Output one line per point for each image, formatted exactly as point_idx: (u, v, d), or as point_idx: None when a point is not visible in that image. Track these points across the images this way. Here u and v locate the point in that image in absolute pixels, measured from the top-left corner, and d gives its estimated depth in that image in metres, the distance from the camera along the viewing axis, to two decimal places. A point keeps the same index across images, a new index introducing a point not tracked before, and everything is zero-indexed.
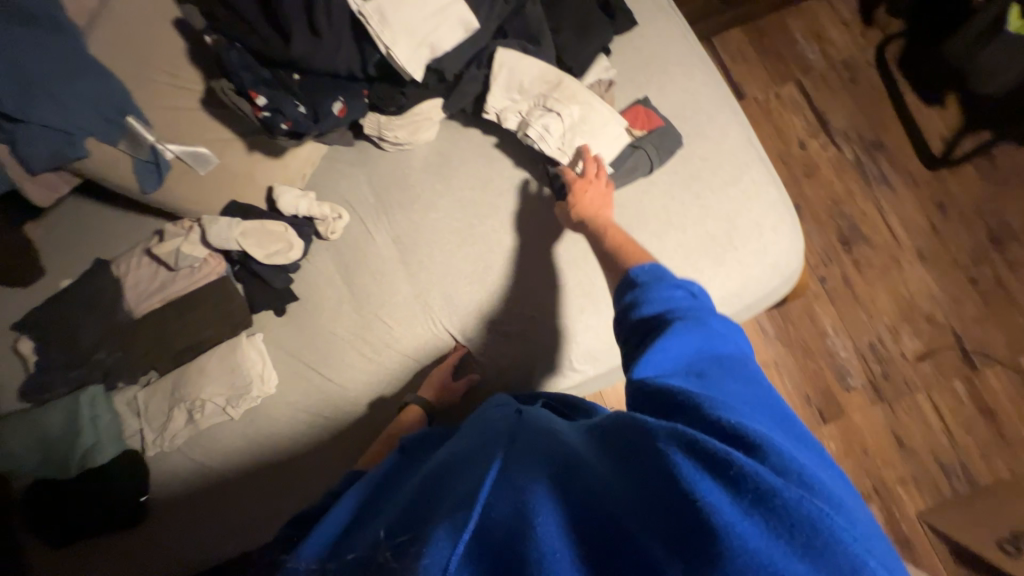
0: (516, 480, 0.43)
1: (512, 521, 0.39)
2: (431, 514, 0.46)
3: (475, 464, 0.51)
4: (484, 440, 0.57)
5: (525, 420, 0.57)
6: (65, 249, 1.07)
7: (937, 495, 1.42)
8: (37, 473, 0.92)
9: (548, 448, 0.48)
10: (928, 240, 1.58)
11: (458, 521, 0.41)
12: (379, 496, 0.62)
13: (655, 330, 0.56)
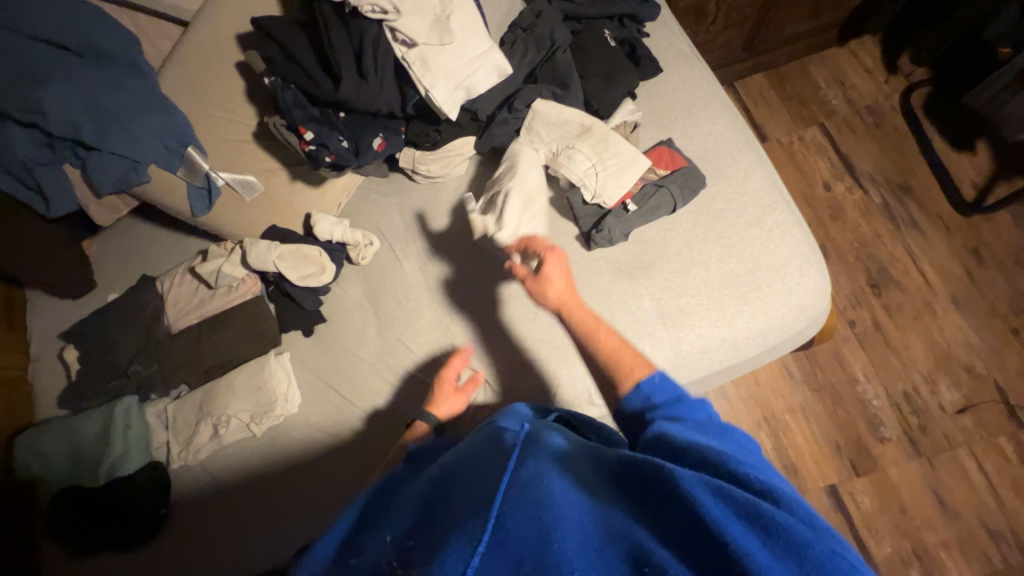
0: (530, 492, 0.42)
1: (529, 535, 0.38)
2: (438, 526, 0.45)
3: (482, 476, 0.49)
4: (489, 452, 0.56)
5: (531, 433, 0.56)
6: (118, 265, 1.15)
7: (985, 564, 1.31)
8: (65, 480, 0.95)
9: (559, 463, 0.47)
10: (963, 286, 1.52)
11: (471, 531, 0.39)
12: (381, 509, 0.61)
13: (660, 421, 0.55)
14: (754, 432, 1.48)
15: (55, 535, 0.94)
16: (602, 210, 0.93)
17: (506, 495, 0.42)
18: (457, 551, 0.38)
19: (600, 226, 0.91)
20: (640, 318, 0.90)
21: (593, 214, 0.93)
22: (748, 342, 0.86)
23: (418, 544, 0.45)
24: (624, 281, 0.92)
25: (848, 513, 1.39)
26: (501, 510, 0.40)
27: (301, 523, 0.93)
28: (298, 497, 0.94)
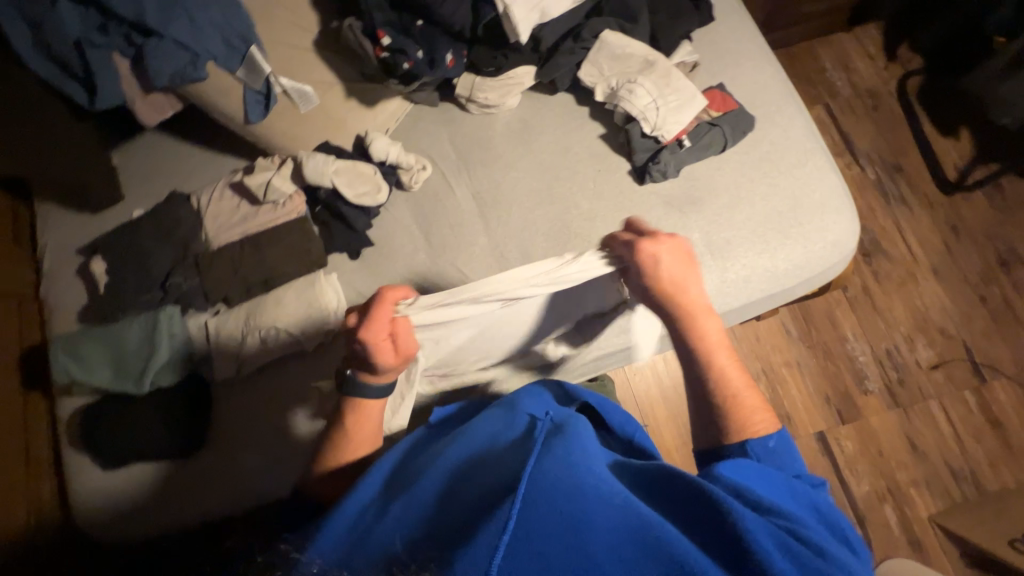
0: (560, 485, 0.45)
1: (559, 527, 0.41)
2: (465, 507, 0.47)
3: (508, 462, 0.52)
4: (514, 438, 0.58)
5: (554, 426, 0.58)
6: (145, 180, 1.09)
7: (948, 500, 1.48)
8: (102, 388, 0.92)
9: (585, 459, 0.51)
10: (941, 257, 1.68)
11: (499, 517, 0.41)
12: (403, 472, 0.60)
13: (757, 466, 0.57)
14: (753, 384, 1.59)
15: (90, 443, 0.91)
16: (658, 145, 0.97)
17: (531, 484, 0.44)
18: (489, 532, 0.40)
19: (657, 159, 0.96)
20: None
21: (649, 148, 0.97)
22: (787, 273, 0.94)
23: (448, 519, 0.46)
24: (675, 214, 0.97)
25: (834, 456, 1.53)
26: (527, 499, 0.43)
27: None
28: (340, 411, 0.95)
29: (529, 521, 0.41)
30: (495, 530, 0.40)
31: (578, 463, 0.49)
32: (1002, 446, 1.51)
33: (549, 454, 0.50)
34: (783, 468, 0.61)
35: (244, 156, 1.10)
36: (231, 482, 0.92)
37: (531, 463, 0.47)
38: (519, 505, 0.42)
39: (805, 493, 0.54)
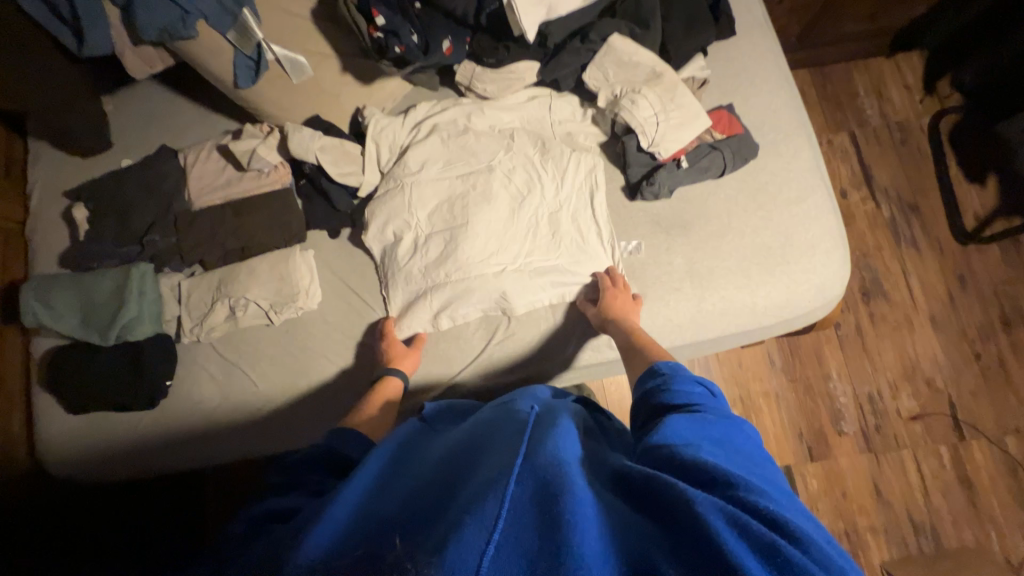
0: (549, 485, 0.43)
1: (548, 532, 0.39)
2: (450, 508, 0.45)
3: (495, 451, 0.52)
4: (501, 428, 0.58)
5: (546, 414, 0.57)
6: (136, 131, 1.08)
7: (904, 551, 1.45)
8: (71, 334, 0.94)
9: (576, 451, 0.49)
10: (942, 308, 1.63)
11: (486, 514, 0.40)
12: (403, 463, 0.58)
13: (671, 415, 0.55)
14: None
15: (53, 385, 0.93)
16: (654, 162, 0.94)
17: (519, 485, 0.43)
18: (474, 532, 0.39)
19: (652, 178, 0.93)
20: (668, 273, 0.92)
21: (645, 163, 0.94)
22: (766, 311, 0.91)
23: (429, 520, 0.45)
24: (660, 235, 0.94)
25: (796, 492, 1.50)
26: (515, 502, 0.42)
27: (306, 405, 0.94)
28: (297, 391, 0.95)
29: (517, 516, 0.41)
30: (483, 529, 0.39)
31: (574, 458, 0.47)
32: (968, 506, 1.49)
33: (542, 448, 0.48)
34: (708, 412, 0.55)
35: (236, 118, 1.08)
36: (185, 434, 0.94)
37: (520, 460, 0.46)
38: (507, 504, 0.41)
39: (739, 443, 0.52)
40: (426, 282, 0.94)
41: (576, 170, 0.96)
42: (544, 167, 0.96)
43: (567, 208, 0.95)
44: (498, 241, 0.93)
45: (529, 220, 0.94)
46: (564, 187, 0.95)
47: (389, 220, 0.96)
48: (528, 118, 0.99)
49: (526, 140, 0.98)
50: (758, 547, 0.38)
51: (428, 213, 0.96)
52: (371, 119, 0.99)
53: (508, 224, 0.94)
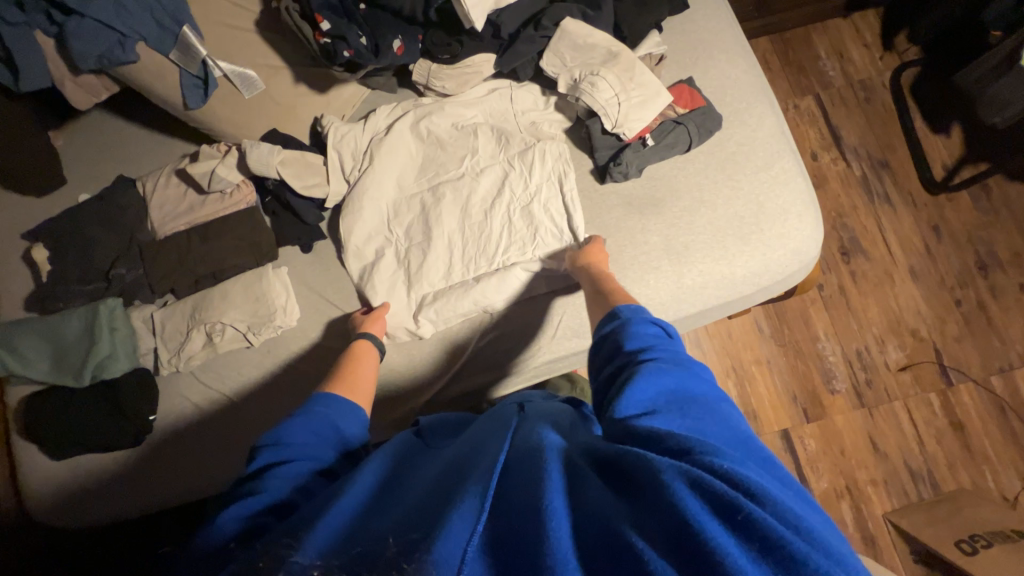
0: (530, 471, 0.45)
1: (526, 521, 0.40)
2: (439, 503, 0.45)
3: (484, 450, 0.52)
4: (493, 426, 0.58)
5: (535, 413, 0.58)
6: (90, 163, 1.05)
7: (904, 499, 1.48)
8: (44, 379, 0.91)
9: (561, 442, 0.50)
10: (920, 259, 1.66)
11: (467, 506, 0.42)
12: (401, 466, 0.58)
13: (631, 364, 0.56)
14: (722, 381, 1.59)
15: (31, 434, 0.90)
16: (620, 143, 0.93)
17: (504, 477, 0.45)
18: (457, 525, 0.40)
19: (619, 159, 0.92)
20: (646, 253, 0.92)
21: (611, 145, 0.93)
22: (744, 281, 0.91)
23: (416, 516, 0.45)
24: (634, 216, 0.94)
25: (796, 454, 1.53)
26: (497, 492, 0.44)
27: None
28: (283, 409, 0.93)
29: (502, 512, 0.42)
30: (466, 522, 0.41)
31: (558, 446, 0.48)
32: (962, 449, 1.52)
33: (526, 443, 0.49)
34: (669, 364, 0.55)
35: (193, 140, 1.05)
36: (176, 466, 0.93)
37: (503, 455, 0.47)
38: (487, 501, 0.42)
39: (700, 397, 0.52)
40: (405, 285, 0.93)
41: (543, 158, 0.93)
42: (511, 160, 0.94)
43: (537, 199, 0.92)
44: (472, 239, 0.93)
45: (500, 216, 0.92)
46: (533, 177, 0.92)
47: (361, 226, 0.95)
48: (492, 113, 0.97)
49: (491, 134, 0.96)
50: (718, 506, 0.38)
51: (401, 218, 0.95)
52: (331, 125, 0.97)
53: (480, 222, 0.93)
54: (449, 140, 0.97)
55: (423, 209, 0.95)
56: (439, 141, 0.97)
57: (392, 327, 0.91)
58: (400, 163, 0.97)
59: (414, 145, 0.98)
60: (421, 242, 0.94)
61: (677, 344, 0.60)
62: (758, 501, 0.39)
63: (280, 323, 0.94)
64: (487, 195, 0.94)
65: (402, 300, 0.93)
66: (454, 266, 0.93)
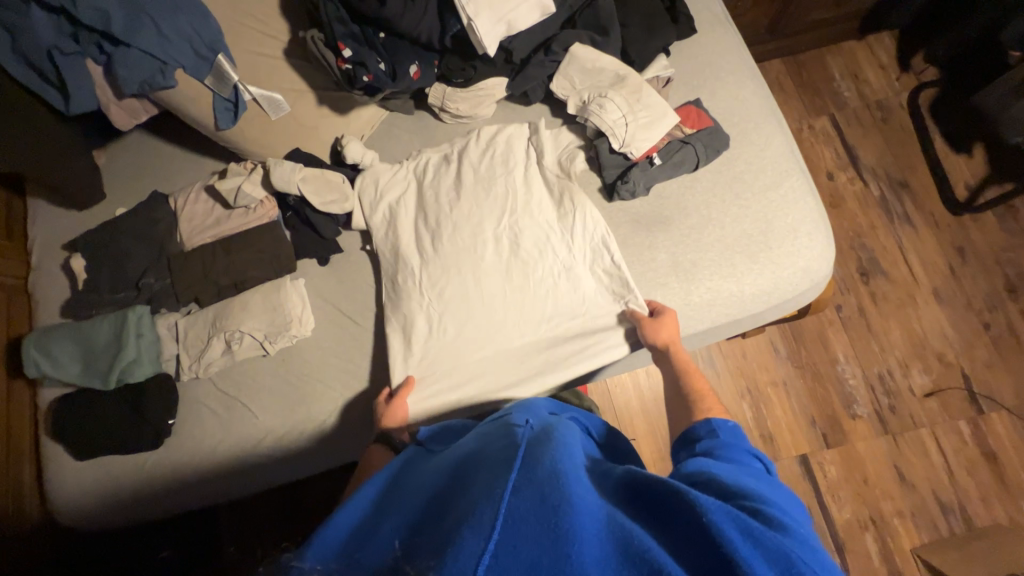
0: (547, 495, 0.41)
1: (546, 538, 0.38)
2: (446, 522, 0.42)
3: (489, 465, 0.50)
4: (494, 445, 0.56)
5: (542, 430, 0.55)
6: (129, 180, 1.12)
7: (934, 533, 1.40)
8: (74, 382, 0.96)
9: (574, 464, 0.48)
10: (944, 280, 1.61)
11: (485, 522, 0.38)
12: (394, 490, 0.56)
13: (711, 464, 0.54)
14: (737, 402, 1.55)
15: (58, 434, 0.95)
16: (628, 162, 0.95)
17: (514, 494, 0.41)
18: (473, 539, 0.37)
19: (626, 178, 0.94)
20: (653, 269, 0.93)
21: (619, 164, 0.95)
22: (753, 299, 0.90)
23: (420, 537, 0.43)
24: (642, 233, 0.95)
25: (816, 481, 1.47)
26: (511, 511, 0.40)
27: (304, 432, 0.94)
28: (294, 416, 0.95)
29: (513, 524, 0.39)
30: (480, 535, 0.37)
31: (571, 470, 0.46)
32: (996, 482, 1.44)
33: (537, 463, 0.46)
34: (755, 475, 0.53)
35: (222, 159, 1.11)
36: (189, 471, 0.95)
37: (515, 472, 0.44)
38: (504, 512, 0.39)
39: (782, 503, 0.50)
40: (440, 357, 0.92)
41: (580, 228, 0.93)
42: (534, 189, 0.97)
43: (575, 274, 0.93)
44: (508, 311, 0.93)
45: (539, 287, 0.93)
46: (570, 249, 0.93)
47: (397, 291, 0.96)
48: (512, 144, 1.00)
49: (520, 183, 0.98)
50: (770, 557, 0.39)
51: (434, 280, 0.95)
52: (373, 172, 1.03)
53: (517, 291, 0.93)
54: (483, 199, 0.97)
55: (451, 241, 0.97)
56: (473, 200, 0.98)
57: (423, 398, 0.90)
58: (435, 224, 0.98)
59: (448, 205, 0.99)
60: (455, 308, 0.94)
61: (772, 481, 0.56)
62: (807, 559, 0.40)
63: (295, 332, 0.97)
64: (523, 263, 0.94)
65: (430, 351, 0.93)
66: (489, 339, 0.93)
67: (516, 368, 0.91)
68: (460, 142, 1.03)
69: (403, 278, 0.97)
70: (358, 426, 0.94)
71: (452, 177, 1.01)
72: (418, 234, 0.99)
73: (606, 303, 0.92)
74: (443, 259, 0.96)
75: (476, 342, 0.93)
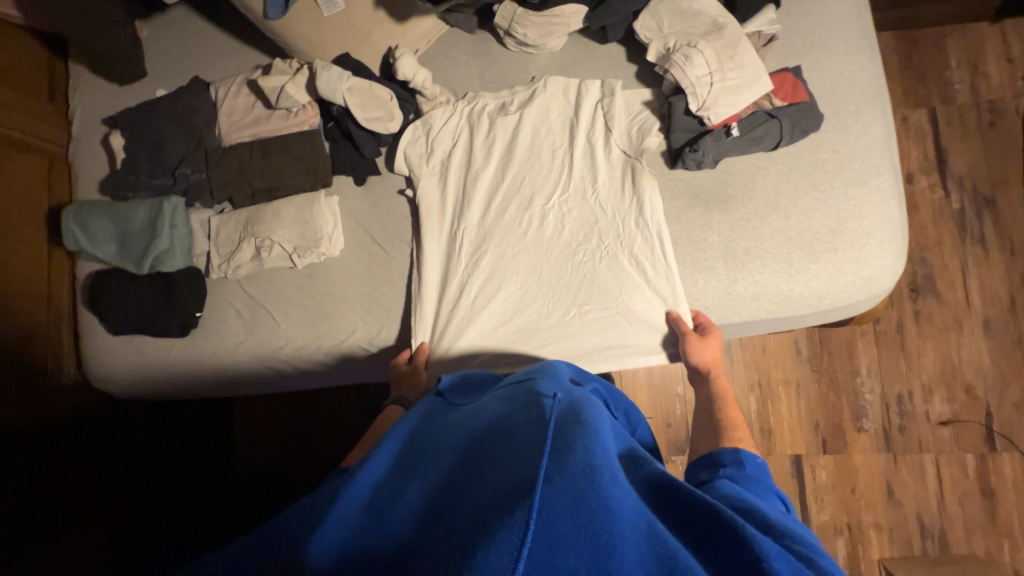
0: (584, 495, 0.41)
1: (585, 548, 0.38)
2: (473, 505, 0.43)
3: (515, 442, 0.49)
4: (517, 414, 0.55)
5: (569, 406, 0.54)
6: (170, 60, 1.07)
7: (906, 551, 1.43)
8: (109, 260, 0.99)
9: (608, 456, 0.46)
10: (1000, 313, 1.50)
11: (518, 516, 0.38)
12: (416, 450, 0.57)
13: (744, 497, 0.53)
14: (745, 395, 1.53)
15: (92, 307, 0.99)
16: (701, 128, 0.86)
17: (548, 486, 0.41)
18: (507, 534, 0.37)
19: (696, 146, 0.85)
20: (702, 251, 0.87)
21: (691, 129, 0.86)
22: (801, 301, 0.85)
23: (446, 518, 0.44)
24: (698, 209, 0.88)
25: (803, 482, 1.49)
26: (545, 505, 0.39)
27: (323, 347, 0.96)
28: (314, 332, 0.96)
29: (550, 522, 0.39)
30: (514, 531, 0.37)
31: (605, 463, 0.45)
32: (985, 516, 1.44)
33: (570, 453, 0.45)
34: (782, 512, 0.53)
35: (267, 52, 1.04)
36: (212, 365, 0.99)
37: (546, 459, 0.43)
38: (536, 506, 0.39)
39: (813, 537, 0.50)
40: (466, 319, 0.92)
41: (638, 213, 0.88)
42: (592, 154, 0.91)
43: (622, 258, 0.88)
44: (544, 290, 0.90)
45: (580, 272, 0.89)
46: (621, 226, 0.89)
47: (433, 247, 0.94)
48: (579, 103, 0.93)
49: (581, 144, 0.92)
50: None
51: (475, 242, 0.94)
52: (429, 117, 0.96)
53: (556, 275, 0.90)
54: (539, 165, 0.93)
55: (499, 200, 0.94)
56: (527, 165, 0.94)
57: (443, 355, 0.90)
58: (484, 182, 0.95)
59: (501, 168, 0.95)
60: (488, 280, 0.92)
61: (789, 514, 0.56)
62: None
63: (324, 251, 0.96)
64: (570, 237, 0.90)
65: (459, 309, 0.92)
66: (520, 308, 0.90)
67: (539, 344, 0.89)
68: (522, 90, 0.95)
69: (440, 239, 0.95)
70: (375, 351, 0.95)
71: (508, 132, 0.95)
72: (462, 191, 0.96)
73: (651, 297, 0.87)
74: (485, 226, 0.93)
75: (507, 305, 0.91)
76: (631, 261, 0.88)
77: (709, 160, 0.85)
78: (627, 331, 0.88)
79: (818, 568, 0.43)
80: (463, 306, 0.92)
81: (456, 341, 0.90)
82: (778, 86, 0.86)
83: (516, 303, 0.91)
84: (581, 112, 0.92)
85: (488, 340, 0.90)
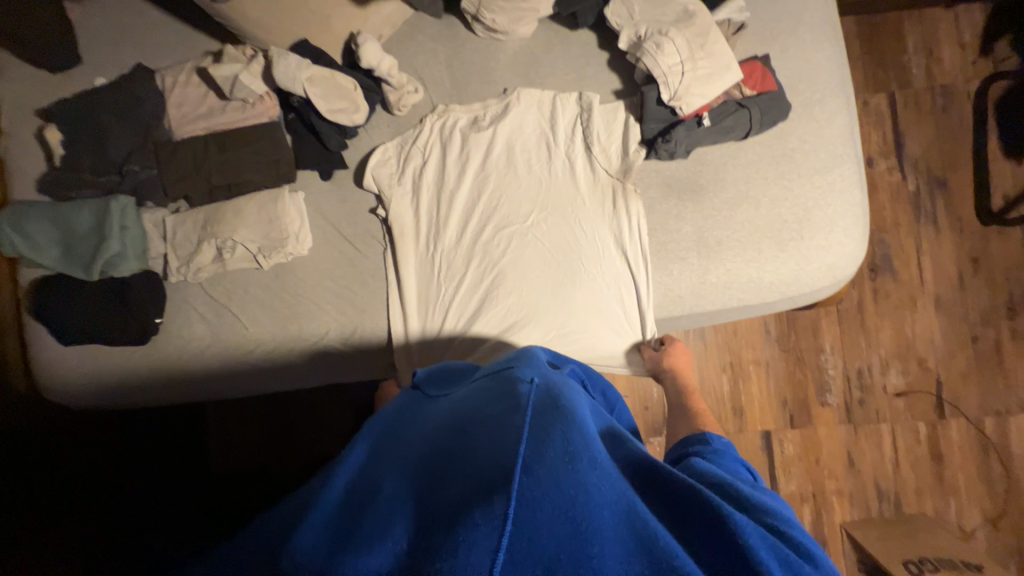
0: (563, 481, 0.41)
1: (565, 533, 0.38)
2: (451, 496, 0.43)
3: (492, 431, 0.49)
4: (494, 403, 0.55)
5: (547, 392, 0.54)
6: (109, 45, 0.98)
7: (865, 514, 1.54)
8: (53, 267, 0.91)
9: (586, 438, 0.46)
10: (949, 289, 1.60)
11: (497, 508, 0.38)
12: (393, 443, 0.57)
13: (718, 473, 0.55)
14: (718, 376, 1.58)
15: (38, 317, 0.92)
16: (673, 117, 0.85)
17: (527, 475, 0.41)
18: (486, 527, 0.37)
19: (668, 136, 0.85)
20: (675, 241, 0.88)
21: (662, 119, 0.85)
22: (770, 288, 0.87)
23: (425, 511, 0.43)
24: (671, 200, 0.89)
25: (772, 455, 1.56)
26: (524, 495, 0.39)
27: (295, 349, 0.93)
28: (283, 335, 0.93)
29: (530, 511, 0.38)
30: (494, 523, 0.37)
31: (584, 446, 0.45)
32: (934, 478, 1.55)
33: (547, 440, 0.44)
34: (753, 487, 0.55)
35: (218, 38, 0.97)
36: (176, 372, 0.94)
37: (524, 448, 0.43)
38: (515, 498, 0.39)
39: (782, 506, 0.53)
40: (446, 308, 0.91)
41: (618, 223, 0.89)
42: (567, 142, 0.91)
43: (603, 249, 0.89)
44: (524, 278, 0.90)
45: (559, 260, 0.90)
46: (600, 217, 0.90)
47: (406, 239, 0.92)
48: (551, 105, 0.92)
49: (556, 131, 0.91)
50: None
51: (450, 232, 0.92)
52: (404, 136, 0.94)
53: (535, 263, 0.90)
54: (512, 176, 0.92)
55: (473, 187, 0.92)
56: (502, 181, 0.92)
57: (425, 347, 0.90)
58: (457, 170, 0.93)
59: (476, 185, 0.93)
60: (468, 269, 0.91)
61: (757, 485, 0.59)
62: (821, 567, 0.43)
63: (292, 251, 0.92)
64: (546, 223, 0.90)
65: (439, 299, 0.92)
66: (501, 296, 0.90)
67: (521, 332, 0.89)
68: (494, 104, 0.93)
69: (414, 230, 0.93)
70: (350, 351, 0.93)
71: (479, 138, 0.92)
72: (435, 210, 0.93)
73: (631, 303, 0.89)
74: (463, 249, 0.92)
75: (490, 296, 0.90)
76: (613, 253, 0.89)
77: (680, 151, 0.85)
78: (610, 320, 0.89)
79: (793, 542, 0.45)
80: (445, 296, 0.92)
81: (439, 331, 0.91)
82: (747, 75, 0.86)
83: (497, 291, 0.90)
84: (555, 123, 0.91)
85: (472, 330, 0.90)
